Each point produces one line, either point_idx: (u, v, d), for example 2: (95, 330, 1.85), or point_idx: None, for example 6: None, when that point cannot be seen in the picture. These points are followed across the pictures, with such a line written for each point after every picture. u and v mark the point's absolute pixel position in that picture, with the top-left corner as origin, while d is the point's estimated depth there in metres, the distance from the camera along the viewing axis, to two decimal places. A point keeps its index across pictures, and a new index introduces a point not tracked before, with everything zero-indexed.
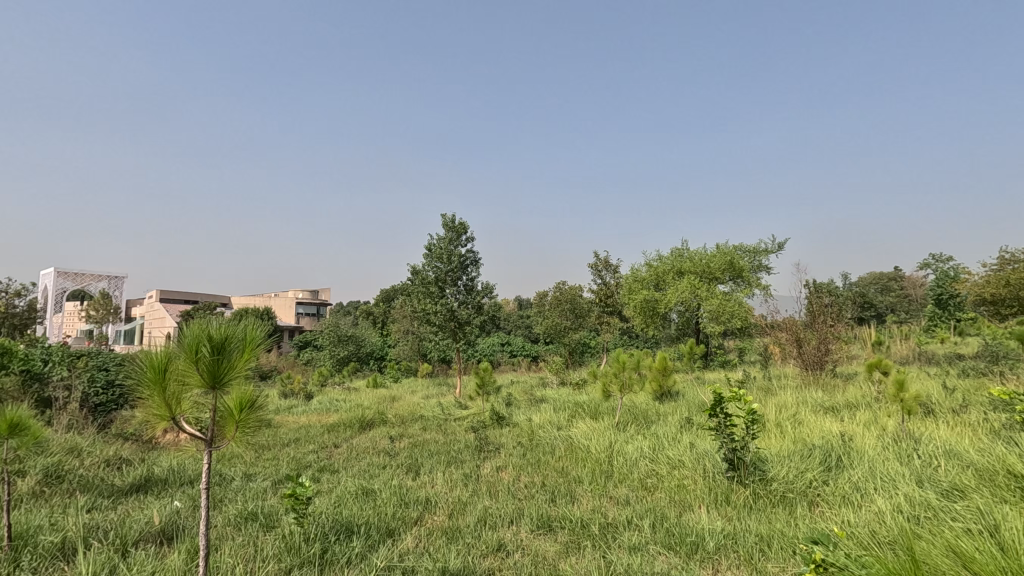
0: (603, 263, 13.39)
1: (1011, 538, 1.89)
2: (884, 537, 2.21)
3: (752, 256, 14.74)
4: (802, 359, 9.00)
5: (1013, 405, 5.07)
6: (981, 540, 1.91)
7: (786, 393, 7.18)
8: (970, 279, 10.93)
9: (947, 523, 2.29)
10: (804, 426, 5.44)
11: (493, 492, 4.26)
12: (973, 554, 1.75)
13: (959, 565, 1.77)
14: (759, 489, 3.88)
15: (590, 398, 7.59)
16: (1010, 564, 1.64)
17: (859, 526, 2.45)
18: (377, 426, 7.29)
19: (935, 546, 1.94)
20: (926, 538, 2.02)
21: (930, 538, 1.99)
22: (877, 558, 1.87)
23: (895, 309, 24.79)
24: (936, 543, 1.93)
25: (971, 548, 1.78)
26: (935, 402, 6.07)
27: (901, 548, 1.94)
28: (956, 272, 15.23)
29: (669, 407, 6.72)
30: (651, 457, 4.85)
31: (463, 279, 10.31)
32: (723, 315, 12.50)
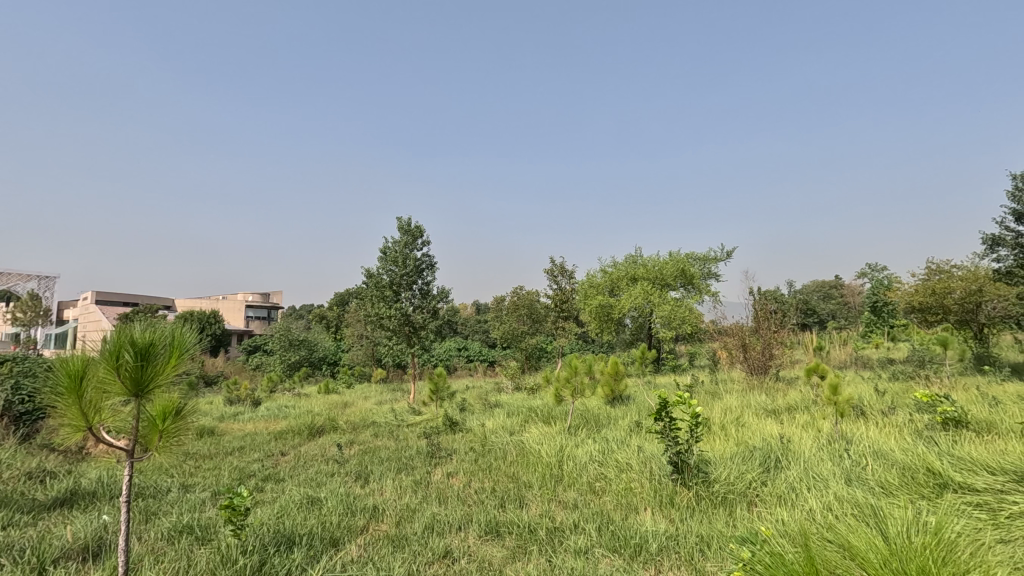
0: (559, 268, 13.52)
1: (902, 530, 2.05)
2: (802, 531, 2.33)
3: (703, 264, 15.21)
4: (748, 364, 9.36)
5: (935, 406, 5.43)
6: (884, 532, 2.04)
7: (731, 397, 7.44)
8: (901, 287, 11.59)
9: (863, 519, 2.42)
10: (747, 429, 5.66)
11: (442, 498, 4.23)
12: (859, 548, 1.88)
13: (850, 562, 1.91)
14: (701, 491, 4.00)
15: (543, 404, 7.64)
16: (925, 555, 1.74)
17: (787, 523, 2.57)
18: (327, 432, 7.13)
19: (833, 541, 2.07)
20: (834, 533, 2.15)
21: (836, 534, 2.11)
22: (784, 551, 1.97)
23: (836, 316, 25.96)
24: (838, 540, 2.06)
25: (858, 542, 1.92)
26: (866, 404, 6.41)
27: (804, 542, 2.08)
28: (889, 281, 16.15)
29: (620, 411, 6.87)
30: (600, 461, 4.93)
31: (418, 283, 10.20)
32: (674, 321, 12.86)
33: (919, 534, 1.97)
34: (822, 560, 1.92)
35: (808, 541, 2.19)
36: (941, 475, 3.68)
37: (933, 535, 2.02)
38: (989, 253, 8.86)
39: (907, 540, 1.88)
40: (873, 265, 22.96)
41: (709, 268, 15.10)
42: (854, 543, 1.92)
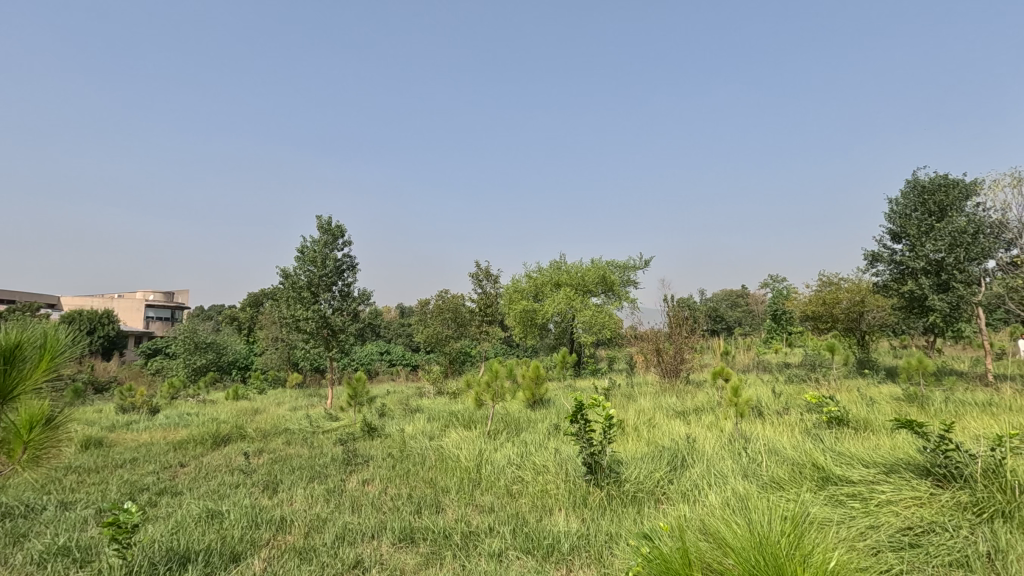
0: (484, 272, 13.55)
1: (774, 520, 2.22)
2: (692, 525, 2.48)
3: (622, 272, 15.78)
4: (661, 367, 9.84)
5: (822, 406, 5.95)
6: (759, 521, 2.21)
7: (645, 400, 7.78)
8: (798, 297, 12.62)
9: (748, 508, 2.61)
10: (658, 429, 5.95)
11: (356, 506, 4.11)
12: (729, 541, 2.03)
13: (720, 553, 2.06)
14: (612, 490, 4.15)
15: (464, 408, 7.61)
16: (792, 545, 1.90)
17: (682, 518, 2.72)
18: (234, 441, 6.72)
19: (713, 534, 2.22)
20: (715, 524, 2.31)
21: (718, 525, 2.27)
22: (666, 544, 2.11)
23: (742, 322, 27.80)
24: (715, 533, 2.21)
25: (728, 535, 2.07)
26: (764, 405, 6.92)
27: (686, 538, 2.22)
28: (788, 291, 17.57)
29: (540, 415, 6.99)
30: (518, 464, 4.99)
31: (338, 285, 9.87)
32: (595, 326, 13.28)
33: (780, 522, 2.17)
34: (694, 553, 2.07)
35: (696, 532, 2.34)
36: (824, 469, 4.05)
37: (794, 522, 2.24)
38: (870, 268, 9.85)
39: (768, 527, 2.07)
40: (775, 276, 24.81)
41: (628, 276, 15.71)
42: (724, 535, 2.08)
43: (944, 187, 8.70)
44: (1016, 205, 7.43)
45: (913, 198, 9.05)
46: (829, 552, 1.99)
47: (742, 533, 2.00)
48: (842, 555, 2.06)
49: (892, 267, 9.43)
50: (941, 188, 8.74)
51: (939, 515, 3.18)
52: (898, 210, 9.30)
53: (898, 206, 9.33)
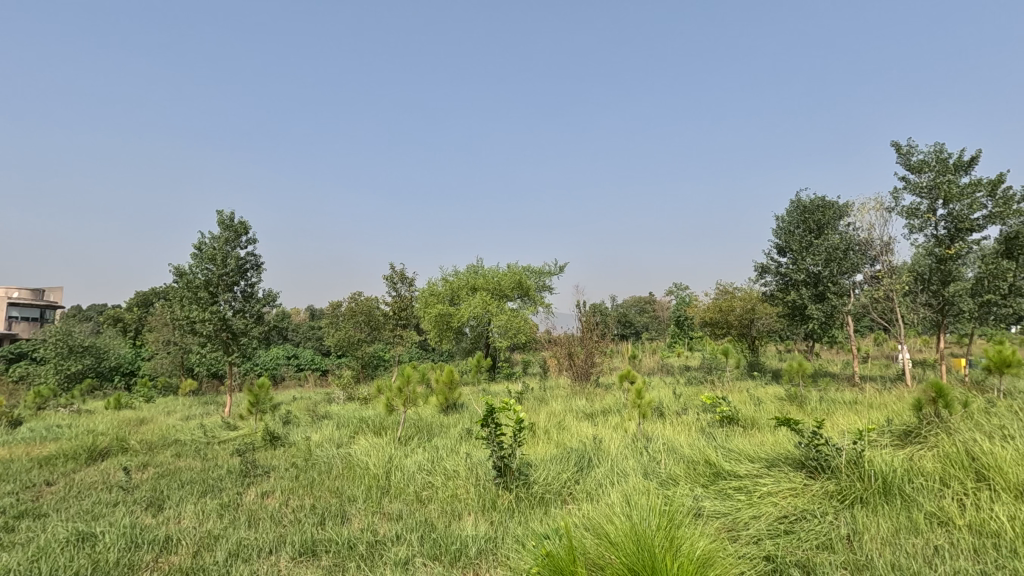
0: (399, 275, 13.28)
1: (657, 514, 2.37)
2: (584, 521, 2.57)
3: (538, 277, 16.11)
4: (573, 370, 10.15)
5: (716, 407, 6.41)
6: (645, 515, 2.33)
7: (556, 402, 7.98)
8: (699, 304, 13.50)
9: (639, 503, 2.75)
10: (566, 431, 6.12)
11: (253, 521, 3.87)
12: (609, 535, 2.14)
13: (601, 547, 2.16)
14: (521, 492, 4.22)
15: (375, 414, 7.41)
16: (667, 539, 2.04)
17: (579, 515, 2.82)
18: (113, 455, 6.09)
19: (599, 527, 2.32)
20: (603, 519, 2.42)
21: (604, 520, 2.38)
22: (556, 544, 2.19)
23: (648, 328, 29.33)
24: (599, 528, 2.31)
25: (610, 530, 2.17)
26: (665, 405, 7.34)
27: (574, 536, 2.30)
28: (690, 298, 18.78)
29: (452, 419, 6.96)
30: (429, 470, 4.94)
31: (240, 285, 9.28)
32: (510, 330, 13.46)
33: (659, 515, 2.32)
34: (579, 550, 2.16)
35: (586, 528, 2.44)
36: (715, 465, 4.36)
37: (672, 516, 2.40)
38: (760, 278, 10.76)
39: (648, 521, 2.20)
40: (678, 283, 26.36)
41: (543, 281, 16.05)
42: (607, 529, 2.19)
43: (822, 208, 9.69)
44: (878, 226, 8.42)
45: (796, 217, 10.00)
46: (701, 541, 2.15)
47: (623, 527, 2.11)
48: (712, 545, 2.23)
49: (778, 278, 10.35)
50: (819, 208, 9.72)
51: (810, 503, 3.55)
52: (784, 226, 10.23)
53: (783, 223, 10.26)
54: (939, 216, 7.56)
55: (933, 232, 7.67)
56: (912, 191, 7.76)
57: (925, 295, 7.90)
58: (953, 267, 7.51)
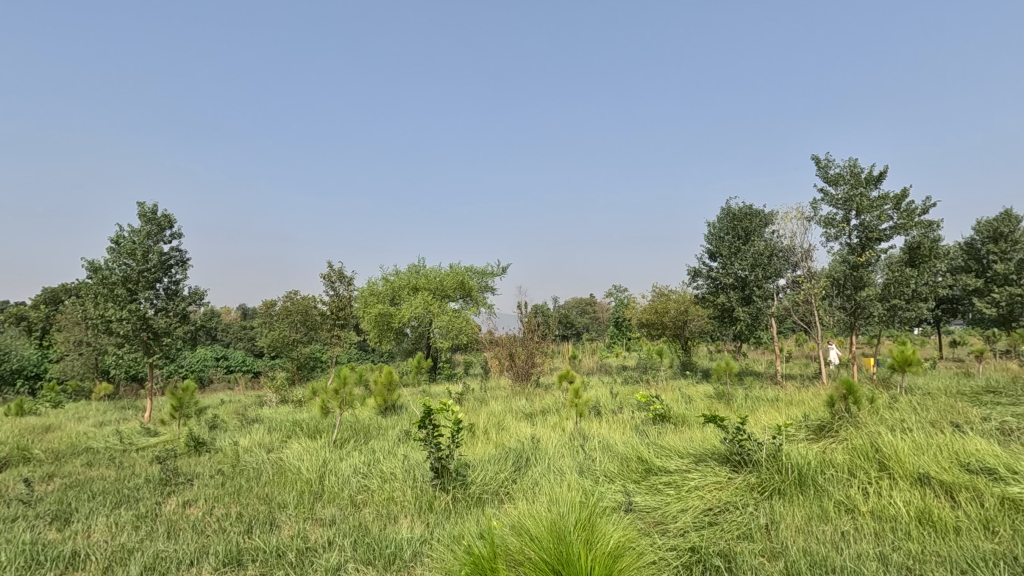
0: (338, 274, 12.92)
1: (581, 509, 2.43)
2: (512, 518, 2.61)
3: (480, 277, 16.12)
4: (514, 371, 10.22)
5: (649, 405, 6.64)
6: (571, 510, 2.39)
7: (496, 403, 8.01)
8: (636, 306, 13.92)
9: (567, 499, 2.82)
10: (505, 431, 6.16)
11: (173, 532, 3.66)
12: (531, 534, 2.18)
13: (523, 544, 2.20)
14: (458, 493, 4.20)
15: (309, 417, 7.17)
16: (589, 534, 2.10)
17: (511, 514, 2.85)
18: (13, 466, 5.57)
19: (524, 524, 2.36)
20: (529, 516, 2.46)
21: (530, 517, 2.42)
22: (480, 544, 2.21)
23: (588, 329, 29.93)
24: (524, 524, 2.35)
25: (531, 528, 2.21)
26: (602, 404, 7.52)
27: (497, 536, 2.33)
28: (628, 300, 19.36)
29: (390, 421, 6.85)
30: (364, 473, 4.84)
31: (163, 282, 8.74)
32: (452, 330, 13.41)
33: (582, 510, 2.39)
34: (501, 548, 2.18)
35: (511, 525, 2.47)
36: (647, 462, 4.52)
37: (595, 511, 2.46)
38: (692, 282, 11.23)
39: (569, 517, 2.25)
40: (617, 286, 27.07)
41: (486, 282, 16.07)
42: (530, 527, 2.23)
43: (749, 215, 10.24)
44: (799, 234, 8.99)
45: (726, 223, 10.51)
46: (621, 536, 2.21)
47: (545, 524, 2.15)
48: (630, 538, 2.31)
49: (709, 281, 10.84)
50: (747, 216, 10.27)
51: (733, 496, 3.75)
52: (714, 232, 10.72)
53: (714, 229, 10.76)
54: (851, 226, 8.16)
55: (846, 240, 8.26)
56: (829, 202, 8.34)
57: (840, 299, 8.49)
58: (864, 273, 8.12)
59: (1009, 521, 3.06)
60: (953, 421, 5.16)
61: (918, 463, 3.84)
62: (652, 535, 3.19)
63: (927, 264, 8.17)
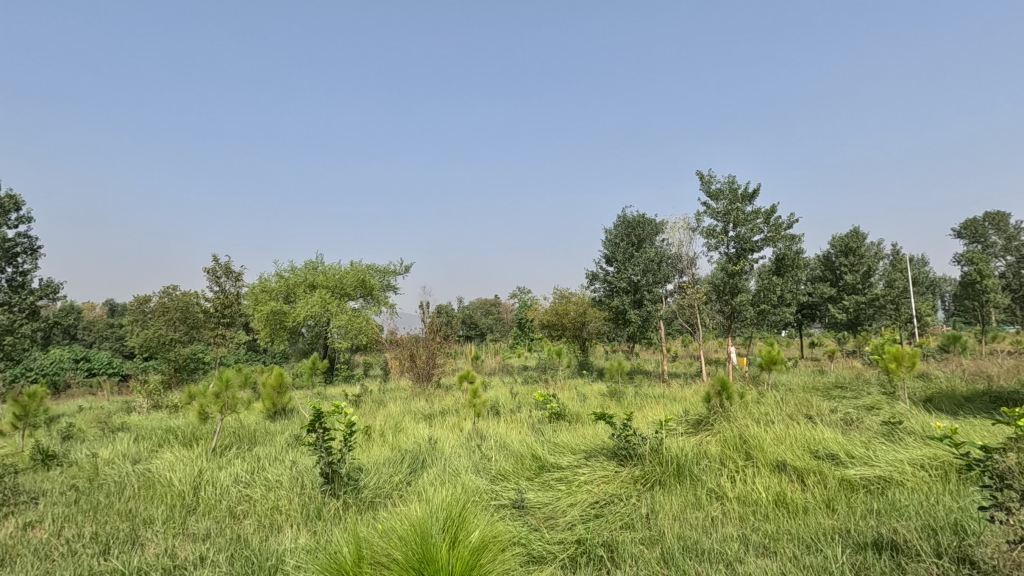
0: (224, 268, 11.96)
1: (443, 505, 2.44)
2: (378, 523, 2.55)
3: (382, 276, 15.66)
4: (414, 372, 10.03)
5: (546, 404, 6.82)
6: (436, 507, 2.39)
7: (394, 405, 7.82)
8: (539, 307, 14.24)
9: (439, 496, 2.82)
10: (402, 433, 6.04)
11: (8, 559, 3.18)
12: (393, 535, 2.16)
13: (383, 546, 2.17)
14: (349, 498, 4.07)
15: (185, 424, 6.56)
16: (460, 533, 2.12)
17: (384, 517, 2.79)
18: None
19: (387, 527, 2.33)
20: (393, 519, 2.42)
21: (395, 519, 2.39)
22: (341, 550, 2.16)
23: (492, 330, 30.06)
24: (388, 527, 2.32)
25: (395, 530, 2.19)
26: (500, 404, 7.62)
27: (355, 539, 2.28)
28: (531, 302, 19.78)
29: (279, 426, 6.46)
30: (246, 482, 4.53)
31: (6, 273, 7.61)
32: (351, 330, 12.95)
33: (450, 506, 2.40)
34: (365, 552, 2.14)
35: (374, 529, 2.43)
36: (541, 459, 4.65)
37: (464, 506, 2.49)
38: (590, 285, 11.70)
39: (436, 516, 2.25)
40: (521, 286, 27.56)
41: (388, 280, 15.65)
42: (392, 529, 2.20)
43: (642, 224, 10.88)
44: (685, 243, 9.70)
45: (621, 230, 11.07)
46: (484, 530, 2.24)
47: (408, 525, 2.13)
48: (496, 532, 2.37)
49: (605, 285, 11.35)
50: (639, 224, 10.90)
51: (618, 488, 3.96)
52: (611, 238, 11.25)
53: (611, 235, 11.28)
54: (729, 237, 8.94)
55: (725, 250, 9.04)
56: (711, 215, 9.06)
57: (719, 304, 9.26)
58: (739, 280, 8.91)
59: (845, 499, 3.52)
60: (807, 413, 5.82)
61: (776, 451, 4.30)
62: (540, 530, 3.28)
63: (790, 273, 9.15)
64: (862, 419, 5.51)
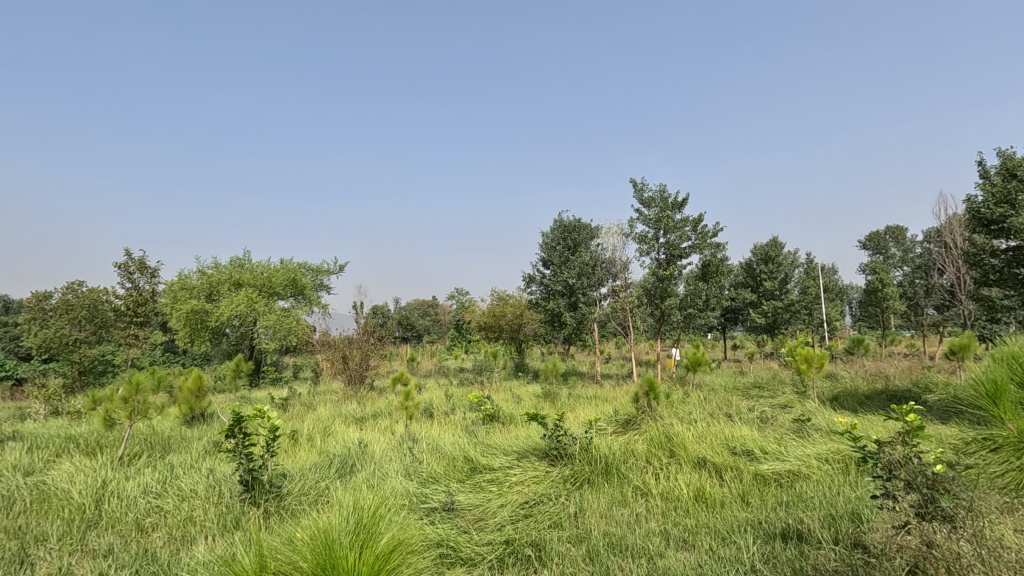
0: (139, 264, 11.14)
1: (353, 509, 2.37)
2: (282, 534, 2.44)
3: (314, 275, 15.11)
4: (346, 374, 9.72)
5: (481, 406, 6.81)
6: (346, 512, 2.31)
7: (324, 408, 7.55)
8: (477, 309, 14.21)
9: (351, 499, 2.72)
10: (331, 437, 5.84)
11: None
12: (297, 546, 2.07)
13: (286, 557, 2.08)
14: (270, 506, 3.89)
15: (89, 431, 6.04)
16: (376, 539, 2.07)
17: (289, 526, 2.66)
18: None
19: (293, 537, 2.23)
20: (300, 527, 2.32)
21: (302, 527, 2.29)
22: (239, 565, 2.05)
23: (429, 331, 29.65)
24: (295, 535, 2.22)
25: (300, 539, 2.09)
26: (434, 407, 7.53)
27: (255, 551, 2.18)
28: (469, 304, 19.74)
29: (196, 433, 6.08)
30: (156, 492, 4.22)
31: None
32: (279, 331, 12.41)
33: (359, 510, 2.33)
34: (268, 564, 2.05)
35: (276, 541, 2.31)
36: (472, 461, 4.64)
37: (373, 508, 2.43)
38: (527, 287, 11.81)
39: (345, 523, 2.14)
40: (459, 288, 27.43)
41: (320, 279, 15.13)
42: (297, 538, 2.12)
43: (578, 228, 11.11)
44: (619, 248, 10.00)
45: (557, 234, 11.26)
46: (395, 536, 2.16)
47: (312, 534, 2.02)
48: (409, 535, 2.33)
49: (542, 287, 11.50)
50: (575, 228, 11.13)
51: (547, 488, 4.02)
52: (548, 242, 11.41)
53: (547, 239, 11.44)
54: (660, 243, 9.30)
55: (655, 256, 9.39)
56: (643, 221, 9.39)
57: (649, 308, 9.59)
58: (669, 285, 9.28)
59: (758, 492, 3.74)
60: (727, 412, 6.14)
61: (697, 449, 4.51)
62: (470, 532, 3.27)
63: (715, 279, 9.62)
64: (775, 416, 5.88)
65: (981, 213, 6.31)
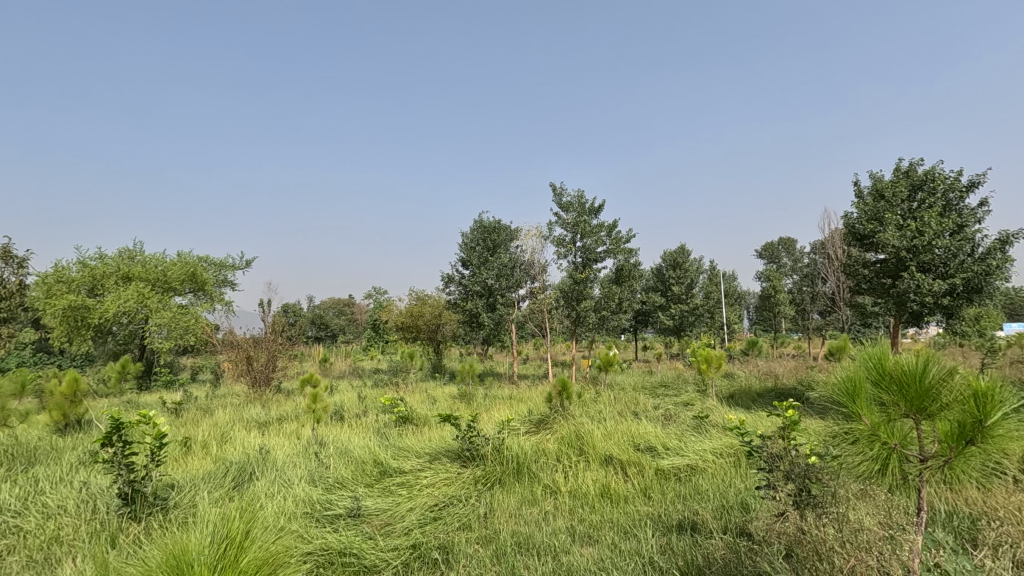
0: (4, 252, 9.85)
1: (222, 524, 2.17)
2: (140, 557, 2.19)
3: (217, 269, 14.09)
4: (250, 376, 9.11)
5: (393, 408, 6.64)
6: (214, 527, 2.11)
7: (223, 412, 7.05)
8: (394, 309, 13.89)
9: (224, 512, 2.50)
10: (229, 443, 5.47)
11: None
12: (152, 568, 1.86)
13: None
14: (153, 521, 3.56)
15: None
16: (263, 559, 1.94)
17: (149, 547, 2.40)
18: None
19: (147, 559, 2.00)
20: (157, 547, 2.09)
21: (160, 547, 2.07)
22: None
23: (344, 331, 28.54)
24: (151, 556, 2.00)
25: (157, 560, 1.89)
26: (345, 409, 7.25)
27: None
28: (387, 303, 19.27)
29: (70, 442, 5.46)
30: (15, 511, 3.73)
31: None
32: (175, 329, 11.44)
33: (229, 524, 2.14)
34: None
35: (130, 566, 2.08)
36: (382, 464, 4.51)
37: (247, 520, 2.25)
38: (445, 287, 11.70)
39: (214, 541, 1.96)
40: (377, 288, 26.71)
41: (224, 275, 14.15)
42: (153, 559, 1.91)
43: (497, 229, 11.15)
44: (537, 250, 10.15)
45: (476, 234, 11.24)
46: (272, 551, 2.01)
47: (178, 551, 1.84)
48: (286, 549, 2.18)
49: (461, 288, 11.45)
50: (495, 229, 11.16)
51: (458, 490, 3.98)
52: (467, 242, 11.37)
53: (467, 239, 11.40)
54: (576, 247, 9.54)
55: (572, 259, 9.62)
56: (561, 225, 9.59)
57: (565, 309, 9.81)
58: (584, 288, 9.53)
59: (659, 487, 3.92)
60: (634, 410, 6.41)
61: (605, 447, 4.65)
62: (375, 538, 3.16)
63: (627, 282, 10.01)
64: (678, 414, 6.21)
65: (856, 227, 7.04)
